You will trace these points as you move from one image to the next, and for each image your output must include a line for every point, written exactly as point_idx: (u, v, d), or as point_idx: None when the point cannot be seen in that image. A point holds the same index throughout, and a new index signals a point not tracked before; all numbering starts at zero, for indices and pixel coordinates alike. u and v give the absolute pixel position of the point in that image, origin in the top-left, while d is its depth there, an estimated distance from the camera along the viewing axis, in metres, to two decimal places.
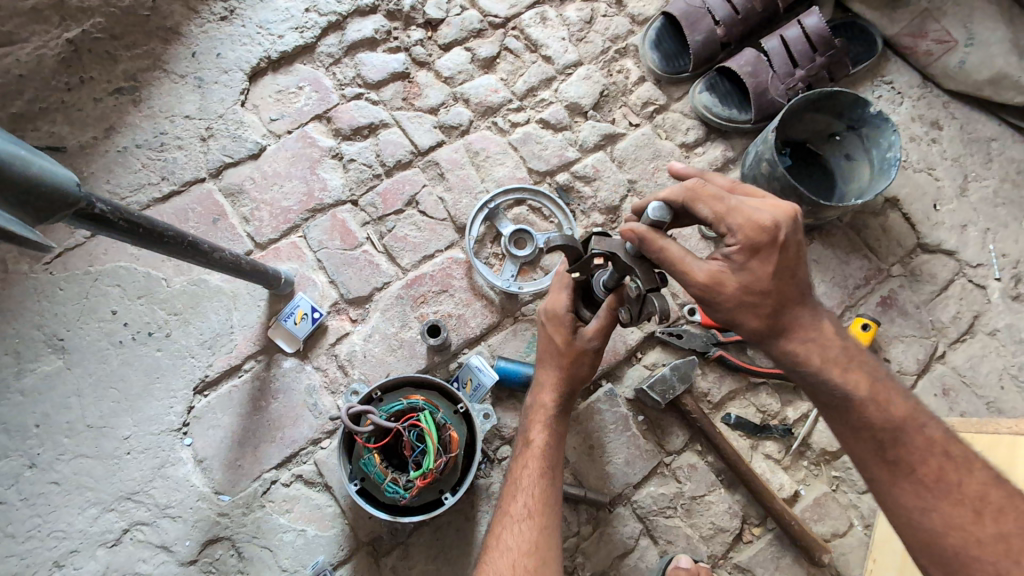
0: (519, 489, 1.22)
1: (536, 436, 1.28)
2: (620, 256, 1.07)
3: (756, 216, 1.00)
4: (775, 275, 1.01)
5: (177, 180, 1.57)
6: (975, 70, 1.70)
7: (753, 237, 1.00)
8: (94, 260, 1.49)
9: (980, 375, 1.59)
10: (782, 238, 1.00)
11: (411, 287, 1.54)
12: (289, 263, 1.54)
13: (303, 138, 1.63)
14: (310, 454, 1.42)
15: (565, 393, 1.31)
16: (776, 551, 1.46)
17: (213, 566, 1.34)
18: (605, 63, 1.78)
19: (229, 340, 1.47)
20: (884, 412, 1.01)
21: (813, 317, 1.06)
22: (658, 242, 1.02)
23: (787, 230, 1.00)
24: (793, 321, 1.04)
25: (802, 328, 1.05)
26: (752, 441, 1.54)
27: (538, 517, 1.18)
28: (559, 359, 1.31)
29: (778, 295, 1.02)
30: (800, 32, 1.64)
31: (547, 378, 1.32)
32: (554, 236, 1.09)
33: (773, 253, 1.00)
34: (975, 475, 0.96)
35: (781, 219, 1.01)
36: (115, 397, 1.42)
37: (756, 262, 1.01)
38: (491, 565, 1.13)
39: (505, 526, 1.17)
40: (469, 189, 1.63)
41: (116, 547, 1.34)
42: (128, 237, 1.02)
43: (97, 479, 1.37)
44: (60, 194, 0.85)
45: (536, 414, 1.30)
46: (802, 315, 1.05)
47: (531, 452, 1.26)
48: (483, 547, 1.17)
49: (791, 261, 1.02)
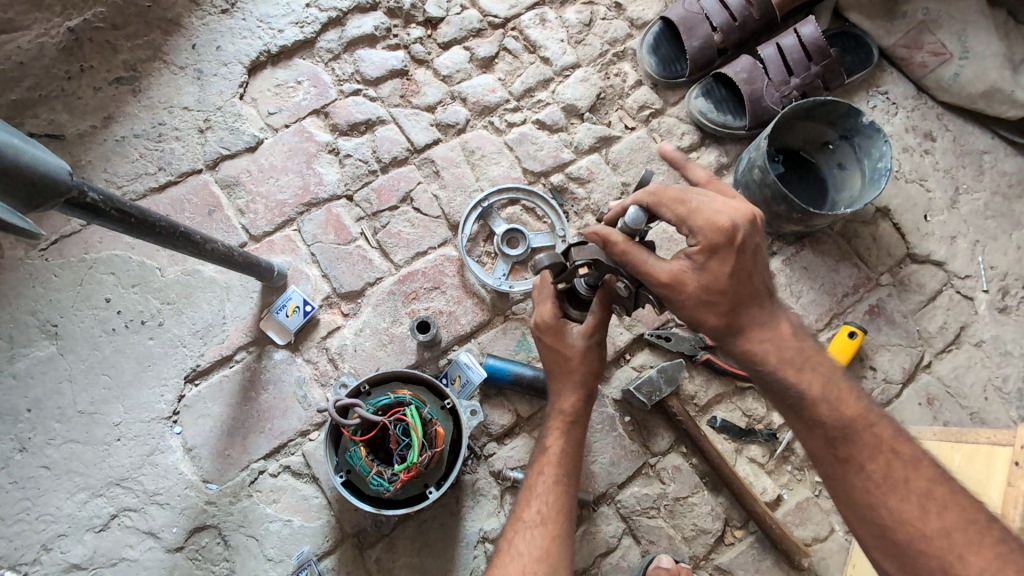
0: (534, 495, 1.23)
1: (552, 442, 1.29)
2: (604, 261, 1.12)
3: (714, 217, 1.02)
4: (733, 275, 1.03)
5: (174, 171, 1.58)
6: (968, 83, 1.71)
7: (718, 236, 1.02)
8: (90, 248, 1.50)
9: (964, 385, 1.61)
10: (736, 236, 1.01)
11: (403, 283, 1.55)
12: (282, 257, 1.55)
13: (300, 133, 1.64)
14: (298, 446, 1.43)
15: (580, 399, 1.32)
16: (756, 553, 1.47)
17: (199, 553, 1.36)
18: (603, 66, 1.80)
19: (221, 330, 1.49)
20: (836, 410, 1.02)
21: (769, 317, 1.08)
22: (620, 244, 1.06)
23: (745, 231, 1.02)
24: (749, 320, 1.07)
25: (758, 328, 1.07)
26: (736, 444, 1.56)
27: (550, 525, 1.18)
28: (566, 365, 1.32)
29: (730, 297, 1.05)
30: (796, 40, 1.65)
31: (558, 385, 1.33)
32: (543, 258, 1.15)
33: (730, 254, 1.02)
34: (922, 473, 0.96)
35: (739, 220, 1.03)
36: (107, 384, 1.43)
37: (715, 263, 1.03)
38: (503, 569, 1.14)
39: (518, 532, 1.18)
40: (463, 187, 1.64)
41: (103, 532, 1.36)
42: (119, 226, 1.02)
43: (87, 464, 1.39)
44: (50, 181, 0.86)
45: (555, 419, 1.32)
46: (761, 316, 1.08)
47: (547, 458, 1.27)
48: (496, 551, 1.18)
49: (750, 257, 1.04)
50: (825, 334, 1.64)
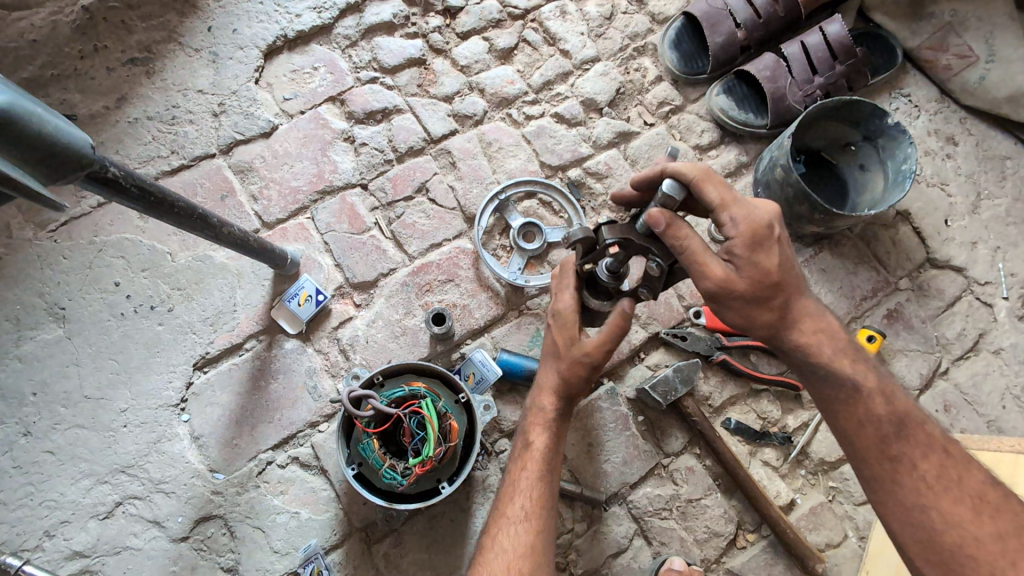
0: (516, 490, 1.20)
1: (536, 439, 1.24)
2: (634, 236, 1.08)
3: (753, 209, 1.05)
4: (779, 268, 1.05)
5: (186, 155, 1.56)
6: (993, 87, 1.69)
7: (758, 228, 1.04)
8: (100, 230, 1.47)
9: (982, 394, 1.59)
10: (773, 233, 1.05)
11: (417, 274, 1.53)
12: (295, 245, 1.53)
13: (316, 119, 1.62)
14: (307, 437, 1.41)
15: (564, 399, 1.26)
16: (768, 558, 1.45)
17: (204, 544, 1.34)
18: (623, 60, 1.77)
19: (231, 318, 1.46)
20: (888, 405, 1.05)
21: (818, 311, 1.13)
22: (682, 231, 1.03)
23: (780, 227, 1.07)
24: (801, 312, 1.10)
25: (810, 319, 1.11)
26: (751, 447, 1.54)
27: (534, 520, 1.16)
28: (557, 364, 1.26)
29: (784, 287, 1.08)
30: (821, 39, 1.63)
31: (547, 382, 1.27)
32: (575, 231, 1.12)
33: (773, 247, 1.05)
34: (974, 475, 0.99)
35: (773, 217, 1.06)
36: (114, 368, 1.41)
37: (760, 256, 1.05)
38: (487, 566, 1.12)
39: (501, 528, 1.16)
40: (479, 180, 1.62)
41: (107, 519, 1.33)
42: (138, 205, 1.00)
43: (92, 450, 1.36)
44: (73, 153, 0.84)
45: (535, 417, 1.26)
46: (812, 309, 1.12)
47: (530, 455, 1.23)
48: (480, 548, 1.16)
49: (784, 251, 1.08)
50: None
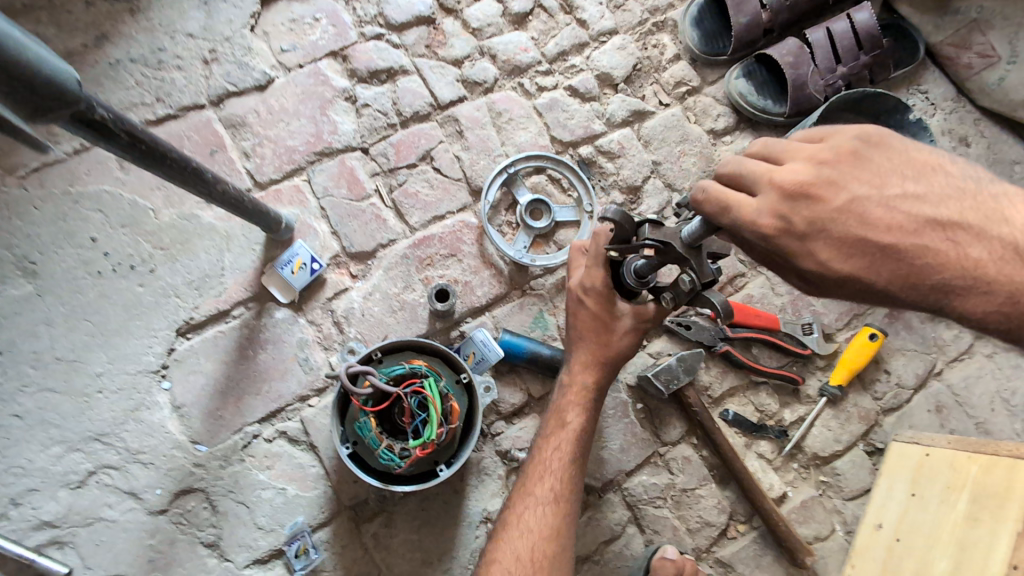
0: (547, 469, 1.17)
1: (572, 418, 1.22)
2: (674, 247, 0.93)
3: (759, 220, 0.84)
4: (857, 262, 0.81)
5: (172, 104, 1.44)
6: (1013, 90, 1.65)
7: (771, 237, 0.85)
8: (75, 180, 1.36)
9: (973, 396, 1.60)
10: (801, 227, 0.82)
11: (417, 247, 1.46)
12: (289, 208, 1.44)
13: (315, 75, 1.51)
14: (296, 411, 1.34)
15: (606, 375, 1.23)
16: (758, 549, 1.46)
17: (184, 518, 1.27)
18: (641, 35, 1.70)
19: (219, 282, 1.37)
20: None
21: (973, 258, 0.79)
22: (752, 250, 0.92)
23: (811, 216, 0.82)
24: (940, 281, 0.80)
25: (963, 284, 0.79)
26: (747, 439, 1.53)
27: (561, 503, 1.15)
28: (599, 337, 1.22)
29: (891, 274, 0.81)
30: (848, 26, 1.58)
31: (586, 360, 1.23)
32: (612, 209, 0.94)
33: (822, 247, 0.82)
34: None
35: (794, 209, 0.83)
36: (89, 330, 1.31)
37: (812, 266, 0.83)
38: (510, 543, 1.10)
39: (528, 507, 1.14)
40: (487, 151, 1.54)
41: (79, 489, 1.26)
42: (127, 152, 0.90)
43: (63, 416, 1.28)
44: (56, 88, 0.74)
45: (572, 393, 1.23)
46: (960, 269, 0.79)
47: (567, 432, 1.21)
48: (501, 522, 1.14)
49: (845, 228, 0.81)
50: (843, 334, 1.62)
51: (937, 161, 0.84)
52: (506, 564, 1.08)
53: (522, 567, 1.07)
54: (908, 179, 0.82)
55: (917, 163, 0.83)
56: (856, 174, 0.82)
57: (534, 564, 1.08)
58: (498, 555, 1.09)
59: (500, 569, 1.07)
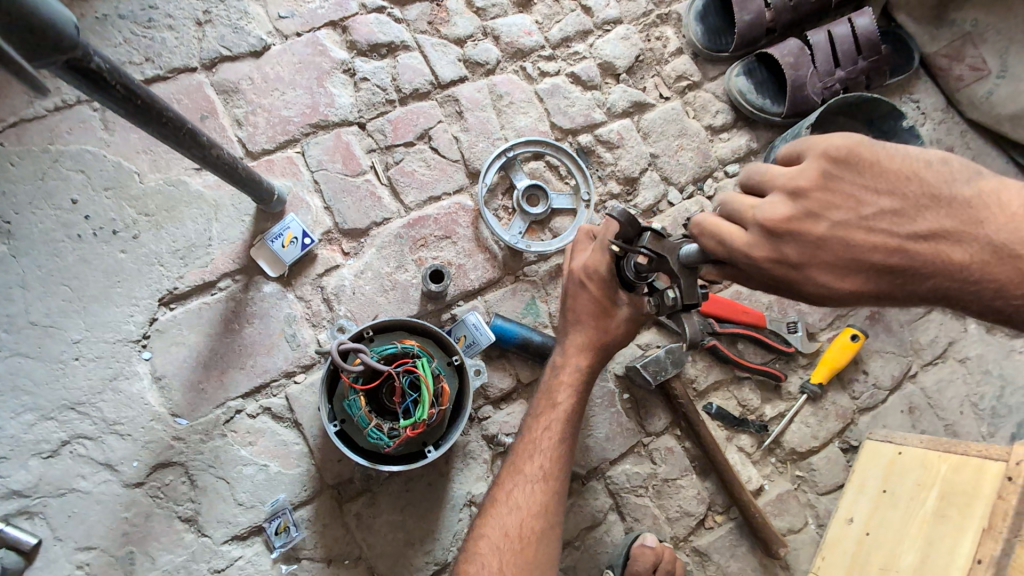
0: (536, 448, 1.18)
1: (563, 400, 1.23)
2: (669, 261, 0.94)
3: (753, 257, 0.83)
4: (851, 282, 0.82)
5: (162, 65, 1.38)
6: (1000, 103, 1.69)
7: (766, 270, 0.84)
8: (56, 138, 1.30)
9: (944, 398, 1.66)
10: (791, 261, 0.82)
11: (411, 227, 1.44)
12: (282, 180, 1.40)
13: (313, 45, 1.47)
14: (281, 388, 1.32)
15: (599, 358, 1.24)
16: (734, 539, 1.49)
17: (161, 492, 1.24)
18: (645, 27, 1.69)
19: (205, 252, 1.33)
20: None
21: (967, 259, 0.78)
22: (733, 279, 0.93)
23: (798, 249, 0.81)
24: (937, 284, 0.81)
25: (960, 283, 0.80)
26: (728, 432, 1.56)
27: (550, 481, 1.16)
28: (597, 321, 1.22)
29: (887, 286, 0.82)
30: (849, 31, 1.60)
31: (580, 344, 1.23)
32: (618, 209, 0.91)
33: (813, 276, 0.82)
34: None
35: (781, 244, 0.82)
36: (67, 296, 1.27)
37: (809, 293, 0.84)
38: (498, 519, 1.12)
39: (516, 485, 1.15)
40: (486, 134, 1.52)
41: (52, 459, 1.22)
42: (121, 107, 0.87)
43: (36, 382, 1.23)
44: (54, 33, 0.70)
45: (565, 374, 1.23)
46: (957, 271, 0.79)
47: (556, 413, 1.21)
48: (490, 499, 1.15)
49: (833, 254, 0.81)
50: (826, 334, 1.65)
51: (913, 165, 0.80)
52: (493, 539, 1.10)
53: (509, 543, 1.09)
54: (884, 192, 0.80)
55: (891, 172, 0.80)
56: (832, 198, 0.81)
57: (522, 540, 1.10)
58: (485, 531, 1.10)
59: (488, 544, 1.09)
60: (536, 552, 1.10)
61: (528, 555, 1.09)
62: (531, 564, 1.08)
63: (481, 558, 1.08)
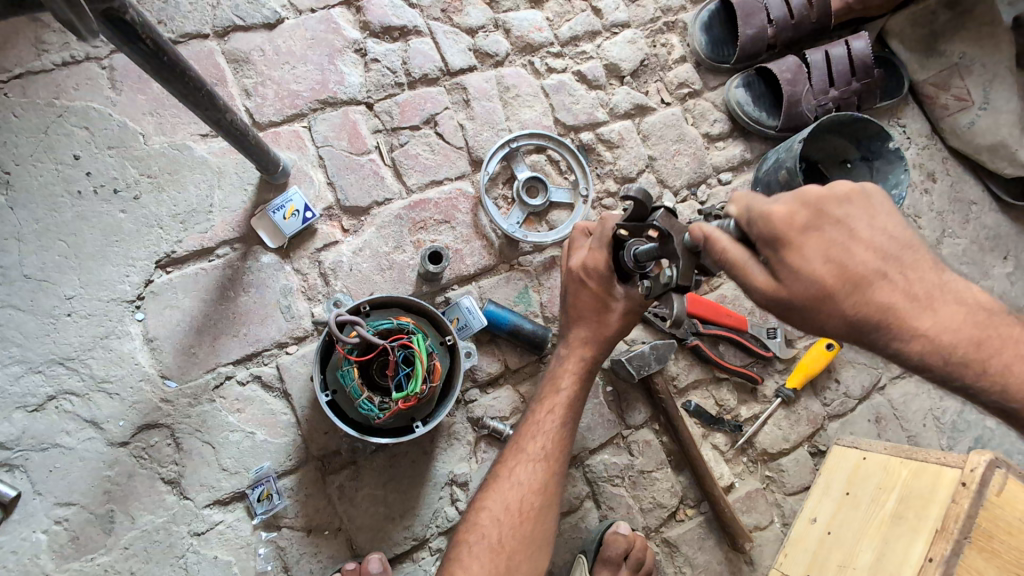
0: (539, 430, 1.23)
1: (566, 386, 1.27)
2: (674, 240, 0.96)
3: (771, 207, 0.92)
4: (828, 267, 0.90)
5: (174, 29, 1.39)
6: (980, 133, 1.77)
7: (775, 224, 0.91)
8: (62, 93, 1.30)
9: (909, 411, 1.74)
10: (799, 224, 0.91)
11: (412, 209, 1.46)
12: (287, 153, 1.41)
13: (327, 22, 1.48)
14: (273, 357, 1.33)
15: (601, 347, 1.29)
16: (702, 532, 1.55)
17: (145, 452, 1.25)
18: (652, 33, 1.74)
19: (205, 219, 1.34)
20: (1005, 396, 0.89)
21: (919, 295, 0.90)
22: (720, 243, 0.95)
23: (810, 218, 0.91)
24: (891, 307, 0.89)
25: (906, 315, 0.89)
26: (704, 429, 1.62)
27: (550, 460, 1.21)
28: (599, 316, 1.27)
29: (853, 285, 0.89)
30: (845, 52, 1.66)
31: (581, 334, 1.28)
32: (634, 188, 0.98)
33: (802, 244, 0.90)
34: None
35: (799, 204, 0.91)
36: (63, 251, 1.26)
37: (789, 260, 0.91)
38: (500, 493, 1.17)
39: (520, 462, 1.20)
40: (492, 123, 1.55)
41: (36, 413, 1.22)
42: (147, 62, 0.89)
43: (26, 335, 1.23)
44: None
45: (570, 363, 1.28)
46: (905, 300, 0.89)
47: (559, 398, 1.26)
48: (493, 475, 1.20)
49: (828, 235, 0.90)
50: (803, 342, 1.72)
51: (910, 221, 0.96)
52: (494, 512, 1.15)
53: (510, 518, 1.14)
54: (892, 221, 0.93)
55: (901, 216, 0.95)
56: (856, 203, 0.92)
57: (522, 514, 1.15)
58: (488, 504, 1.15)
59: (489, 515, 1.15)
60: (533, 525, 1.16)
61: (526, 528, 1.15)
62: (528, 536, 1.15)
63: (482, 528, 1.14)
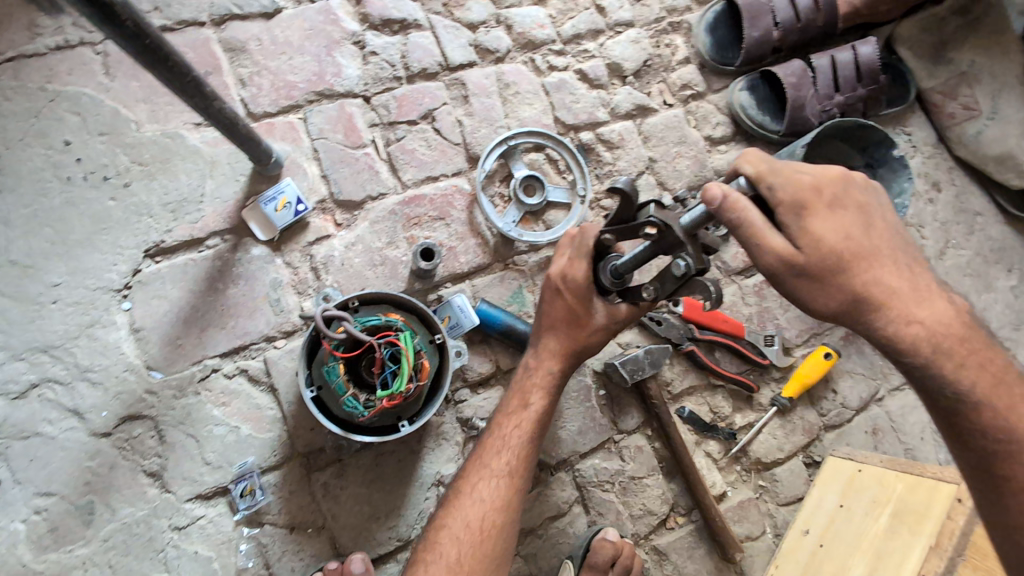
0: (504, 445, 1.20)
1: (535, 401, 1.24)
2: (675, 230, 0.93)
3: (799, 174, 0.94)
4: (841, 241, 0.92)
5: (171, 16, 1.37)
6: (987, 144, 1.74)
7: (802, 190, 0.93)
8: (54, 78, 1.28)
9: (907, 424, 1.71)
10: (822, 195, 0.93)
11: (407, 205, 1.44)
12: (281, 144, 1.39)
13: (326, 13, 1.47)
14: (260, 351, 1.31)
15: (571, 361, 1.26)
16: (692, 541, 1.52)
17: (128, 444, 1.23)
18: (656, 32, 1.72)
19: (196, 209, 1.32)
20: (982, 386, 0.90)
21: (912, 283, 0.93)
22: (739, 205, 0.92)
23: (832, 192, 0.94)
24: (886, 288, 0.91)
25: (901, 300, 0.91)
26: (698, 437, 1.59)
27: (514, 478, 1.18)
28: (571, 330, 1.24)
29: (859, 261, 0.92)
30: (852, 57, 1.64)
31: (552, 346, 1.25)
32: (622, 180, 0.94)
33: (822, 215, 0.92)
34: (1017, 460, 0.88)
35: (826, 180, 0.94)
36: (50, 238, 1.25)
37: (810, 228, 0.91)
38: (461, 509, 1.14)
39: (482, 478, 1.17)
40: (490, 120, 1.53)
41: (18, 400, 1.20)
42: (132, 48, 0.88)
43: (10, 321, 1.21)
44: None
45: (537, 379, 1.25)
46: (899, 287, 0.92)
47: (526, 414, 1.23)
48: (455, 491, 1.17)
49: (845, 212, 0.94)
50: (800, 350, 1.69)
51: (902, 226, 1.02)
52: (454, 530, 1.12)
53: (470, 536, 1.11)
54: (892, 217, 0.98)
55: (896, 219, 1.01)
56: (866, 193, 0.98)
57: (482, 532, 1.12)
58: (448, 522, 1.12)
59: (449, 534, 1.12)
60: (494, 543, 1.13)
61: (486, 547, 1.12)
62: (487, 552, 1.11)
63: (441, 546, 1.10)
